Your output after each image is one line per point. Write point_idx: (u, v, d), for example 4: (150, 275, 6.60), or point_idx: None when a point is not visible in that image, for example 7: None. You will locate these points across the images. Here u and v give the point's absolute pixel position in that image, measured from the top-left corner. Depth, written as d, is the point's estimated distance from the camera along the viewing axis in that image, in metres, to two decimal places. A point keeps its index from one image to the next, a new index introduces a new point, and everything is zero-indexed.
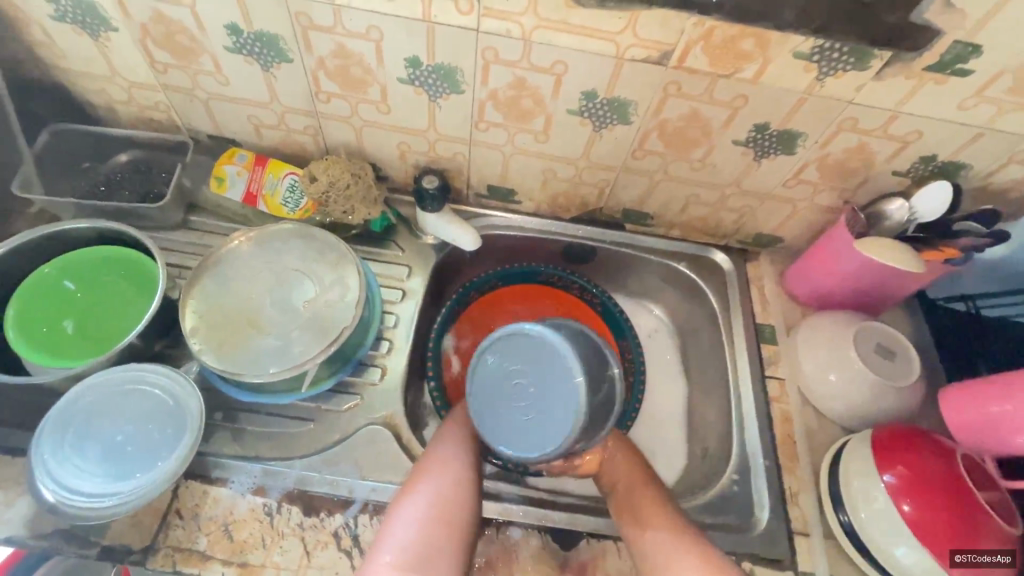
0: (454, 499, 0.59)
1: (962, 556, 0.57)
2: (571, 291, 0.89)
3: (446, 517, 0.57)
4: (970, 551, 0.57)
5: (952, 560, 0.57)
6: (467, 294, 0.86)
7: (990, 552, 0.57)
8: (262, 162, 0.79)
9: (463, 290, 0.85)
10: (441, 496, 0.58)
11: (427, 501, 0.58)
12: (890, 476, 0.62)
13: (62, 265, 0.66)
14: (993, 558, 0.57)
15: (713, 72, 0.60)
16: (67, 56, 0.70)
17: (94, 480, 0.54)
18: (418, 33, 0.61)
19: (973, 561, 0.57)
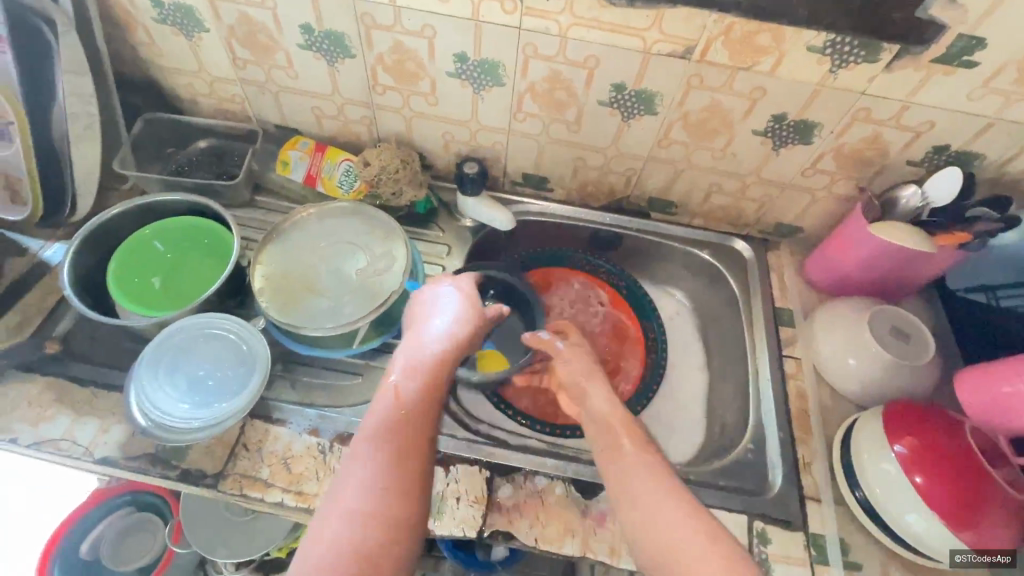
0: (411, 408, 0.59)
1: (961, 558, 0.62)
2: (598, 276, 0.95)
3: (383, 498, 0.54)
4: (977, 518, 0.59)
5: (961, 526, 0.60)
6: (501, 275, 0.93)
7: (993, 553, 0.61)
8: (321, 149, 0.88)
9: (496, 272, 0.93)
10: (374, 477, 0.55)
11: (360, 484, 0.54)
12: (900, 447, 0.64)
13: (158, 229, 0.76)
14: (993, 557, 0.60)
15: (732, 65, 0.66)
16: (163, 53, 0.81)
17: (181, 405, 0.64)
18: (466, 30, 0.69)
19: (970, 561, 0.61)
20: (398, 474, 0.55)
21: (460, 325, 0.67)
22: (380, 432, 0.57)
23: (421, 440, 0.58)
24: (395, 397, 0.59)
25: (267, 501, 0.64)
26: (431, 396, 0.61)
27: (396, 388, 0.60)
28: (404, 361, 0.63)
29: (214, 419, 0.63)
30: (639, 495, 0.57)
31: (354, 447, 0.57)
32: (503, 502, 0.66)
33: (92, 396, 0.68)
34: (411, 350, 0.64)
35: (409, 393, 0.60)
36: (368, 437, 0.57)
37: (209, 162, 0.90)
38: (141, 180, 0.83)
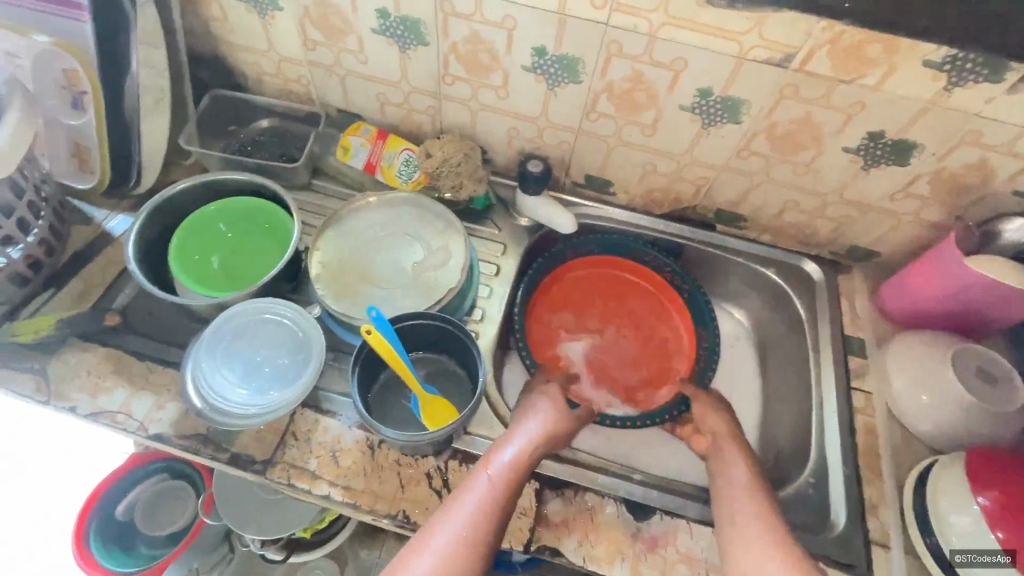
0: (496, 519, 0.56)
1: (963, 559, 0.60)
2: (661, 273, 0.89)
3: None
4: None
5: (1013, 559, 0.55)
6: (545, 265, 0.87)
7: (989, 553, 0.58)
8: (383, 136, 0.86)
9: (541, 261, 0.87)
10: (447, 554, 0.52)
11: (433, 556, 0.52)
12: (985, 499, 0.59)
13: (220, 208, 0.75)
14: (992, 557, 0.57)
15: (834, 77, 0.62)
16: (234, 30, 0.80)
17: (240, 390, 0.63)
18: (550, 24, 0.66)
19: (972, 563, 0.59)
20: (470, 562, 0.53)
21: (553, 434, 0.66)
22: (465, 537, 0.54)
23: (497, 535, 0.56)
24: (491, 482, 0.58)
25: (314, 493, 0.63)
26: (509, 511, 0.58)
27: (493, 474, 0.59)
28: (501, 460, 0.60)
29: (270, 406, 0.62)
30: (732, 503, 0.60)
31: (443, 515, 0.56)
32: (551, 518, 0.64)
33: (149, 371, 0.69)
34: (506, 451, 0.61)
35: (496, 499, 0.57)
36: (453, 535, 0.54)
37: (272, 142, 0.90)
38: (203, 157, 0.83)
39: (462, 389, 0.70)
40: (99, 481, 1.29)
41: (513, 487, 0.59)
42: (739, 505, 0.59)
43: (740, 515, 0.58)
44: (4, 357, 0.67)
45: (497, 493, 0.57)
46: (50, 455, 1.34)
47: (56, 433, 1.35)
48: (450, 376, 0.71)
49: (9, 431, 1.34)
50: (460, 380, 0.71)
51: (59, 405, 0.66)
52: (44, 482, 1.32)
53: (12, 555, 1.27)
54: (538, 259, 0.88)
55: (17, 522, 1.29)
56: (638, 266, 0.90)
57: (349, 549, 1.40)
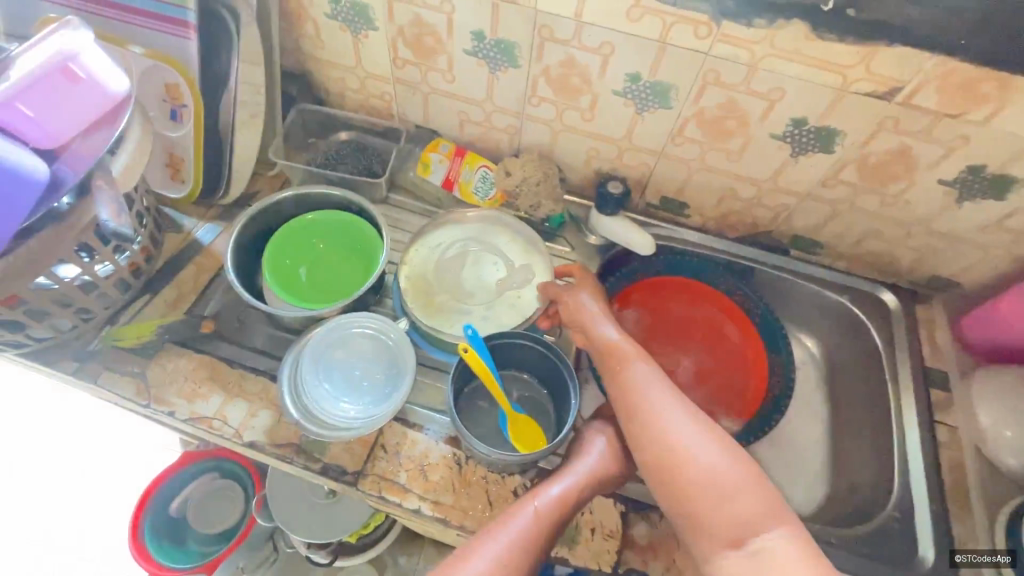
0: (532, 556, 0.55)
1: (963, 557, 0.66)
2: (732, 297, 0.89)
3: None
4: None
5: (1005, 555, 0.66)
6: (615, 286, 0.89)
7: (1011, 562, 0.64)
8: (461, 153, 0.88)
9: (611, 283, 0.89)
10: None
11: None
12: None
13: (315, 224, 0.76)
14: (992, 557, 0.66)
15: (939, 111, 0.61)
16: (325, 47, 0.83)
17: (337, 403, 0.65)
18: (648, 51, 0.67)
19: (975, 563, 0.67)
20: None
21: (610, 471, 0.62)
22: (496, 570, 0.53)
23: (532, 567, 0.55)
24: (534, 517, 0.56)
25: (404, 507, 0.64)
26: (545, 549, 0.56)
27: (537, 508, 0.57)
28: (549, 495, 0.58)
29: (365, 421, 0.64)
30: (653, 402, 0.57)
31: (480, 539, 0.55)
32: (639, 541, 0.64)
33: (243, 379, 0.70)
34: (555, 486, 0.59)
35: (536, 537, 0.55)
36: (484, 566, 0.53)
37: (354, 156, 0.90)
38: (289, 170, 0.86)
39: (544, 410, 0.71)
40: (151, 479, 1.32)
41: (554, 526, 0.57)
42: (671, 422, 0.56)
43: (669, 411, 0.56)
44: (106, 361, 0.70)
45: (539, 529, 0.56)
46: (104, 451, 1.37)
47: (110, 430, 1.38)
48: (531, 399, 0.72)
49: (65, 427, 1.38)
50: (542, 402, 0.72)
51: (159, 408, 0.68)
52: (97, 477, 1.35)
53: (66, 546, 1.29)
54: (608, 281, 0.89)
55: (69, 517, 1.32)
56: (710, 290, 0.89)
57: (389, 556, 1.41)
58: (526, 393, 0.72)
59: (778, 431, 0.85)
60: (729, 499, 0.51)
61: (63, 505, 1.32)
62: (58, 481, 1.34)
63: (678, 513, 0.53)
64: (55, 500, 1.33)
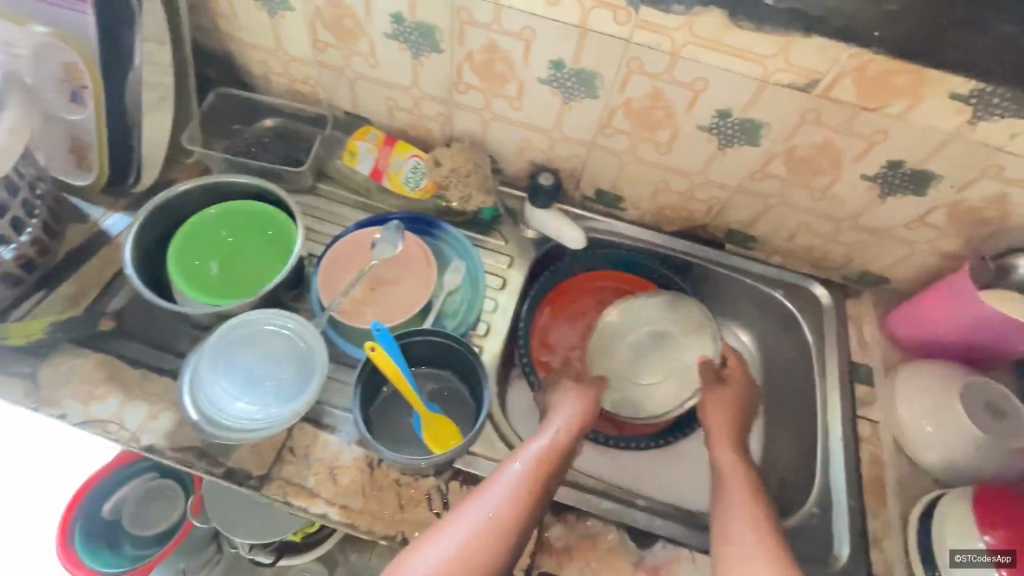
0: (534, 493, 0.57)
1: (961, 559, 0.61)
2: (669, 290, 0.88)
3: (480, 547, 0.52)
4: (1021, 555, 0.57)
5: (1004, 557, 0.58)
6: (550, 281, 0.87)
7: (921, 556, 0.65)
8: (391, 142, 0.84)
9: (545, 278, 0.87)
10: (481, 525, 0.53)
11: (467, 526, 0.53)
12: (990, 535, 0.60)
13: (221, 213, 0.73)
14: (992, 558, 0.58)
15: (857, 104, 0.60)
16: (242, 27, 0.78)
17: (237, 404, 0.61)
18: (569, 37, 0.64)
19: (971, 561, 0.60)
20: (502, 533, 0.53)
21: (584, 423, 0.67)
22: (501, 513, 0.54)
23: (532, 510, 0.56)
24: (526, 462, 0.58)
25: (311, 512, 0.62)
26: (547, 494, 0.58)
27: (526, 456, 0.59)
28: (535, 445, 0.61)
29: (268, 422, 0.60)
30: (728, 523, 0.58)
31: (477, 490, 0.57)
32: (554, 543, 0.62)
33: (144, 380, 0.67)
34: (539, 437, 0.62)
35: (534, 480, 0.57)
36: (488, 510, 0.54)
37: (277, 143, 0.87)
38: (206, 158, 0.81)
39: (463, 407, 0.69)
40: (80, 484, 1.26)
41: (547, 470, 0.59)
42: (729, 499, 0.60)
43: (737, 532, 0.57)
44: None
45: (533, 471, 0.58)
46: (34, 453, 1.30)
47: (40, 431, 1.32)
48: (450, 396, 0.70)
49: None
50: (462, 398, 0.69)
51: (50, 412, 0.64)
52: (28, 480, 1.29)
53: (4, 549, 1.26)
54: (541, 277, 0.87)
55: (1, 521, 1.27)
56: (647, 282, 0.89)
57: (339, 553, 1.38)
58: (445, 391, 0.70)
59: None
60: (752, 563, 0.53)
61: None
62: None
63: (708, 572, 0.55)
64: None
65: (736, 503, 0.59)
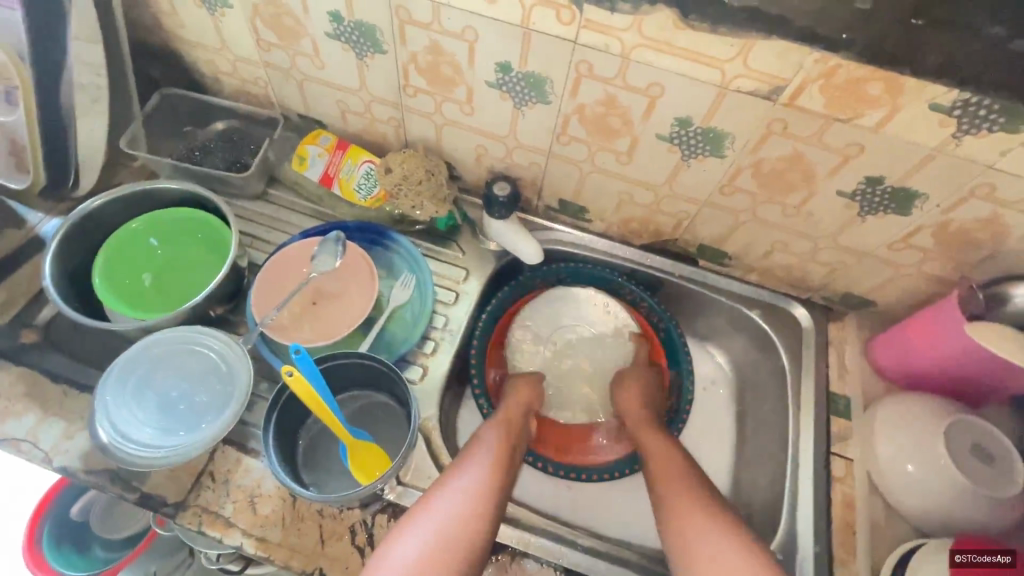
0: (501, 469, 0.59)
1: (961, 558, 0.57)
2: (637, 310, 0.82)
3: (463, 525, 0.53)
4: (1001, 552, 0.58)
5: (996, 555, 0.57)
6: (509, 296, 0.82)
7: None
8: (343, 147, 0.80)
9: (505, 293, 0.82)
10: (460, 504, 0.55)
11: (446, 507, 0.54)
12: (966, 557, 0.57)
13: (148, 221, 0.68)
14: (993, 558, 0.57)
15: (828, 114, 0.54)
16: (184, 25, 0.74)
17: (147, 429, 0.57)
18: (514, 38, 0.59)
19: (974, 562, 0.57)
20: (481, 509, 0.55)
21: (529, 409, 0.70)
22: (477, 484, 0.56)
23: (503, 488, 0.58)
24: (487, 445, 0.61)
25: (225, 543, 0.58)
26: (512, 469, 0.61)
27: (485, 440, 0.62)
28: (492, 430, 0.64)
29: (179, 449, 0.56)
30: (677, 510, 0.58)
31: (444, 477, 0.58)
32: None
33: (64, 396, 0.64)
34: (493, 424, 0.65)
35: (494, 462, 0.59)
36: (468, 480, 0.57)
37: (224, 147, 0.84)
38: (150, 162, 0.78)
39: (398, 431, 0.66)
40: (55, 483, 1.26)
41: (508, 445, 0.63)
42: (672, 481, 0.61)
43: (686, 522, 0.57)
44: None
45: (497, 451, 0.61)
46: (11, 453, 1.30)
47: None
48: (383, 418, 0.67)
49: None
50: (399, 421, 0.66)
51: None
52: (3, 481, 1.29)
53: None
54: (501, 290, 0.82)
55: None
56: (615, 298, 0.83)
57: None
58: (380, 413, 0.67)
59: None
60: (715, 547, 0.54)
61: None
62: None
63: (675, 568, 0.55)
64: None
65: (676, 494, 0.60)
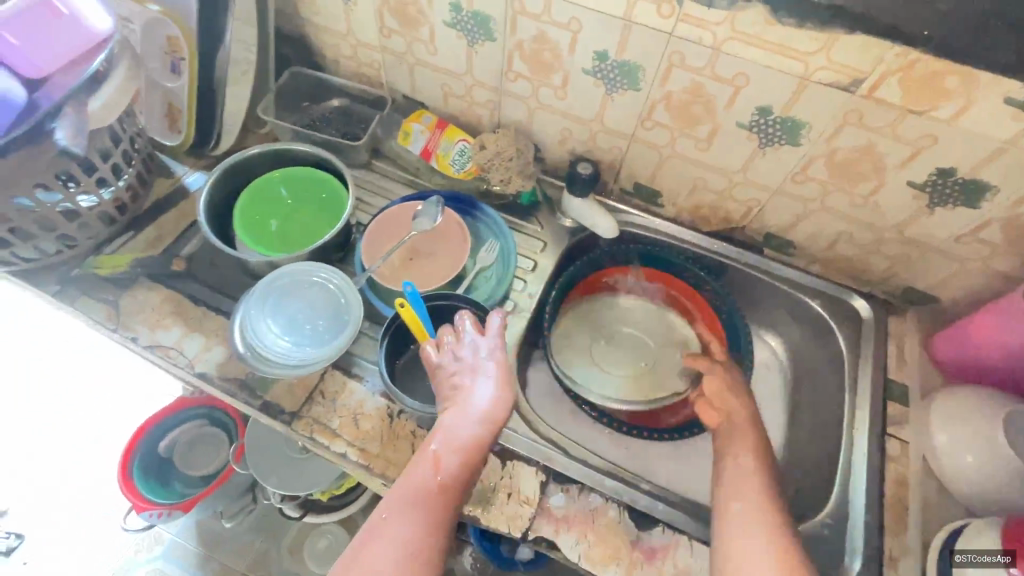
0: (457, 480, 0.59)
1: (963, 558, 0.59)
2: (701, 292, 0.88)
3: (421, 542, 0.55)
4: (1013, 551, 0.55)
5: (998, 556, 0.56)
6: (581, 269, 0.89)
7: None
8: (442, 126, 0.90)
9: (578, 265, 0.89)
10: (416, 520, 0.56)
11: (403, 524, 0.56)
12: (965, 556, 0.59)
13: (284, 175, 0.80)
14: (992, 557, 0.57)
15: (904, 106, 0.59)
16: (319, 13, 0.86)
17: (276, 341, 0.67)
18: (614, 29, 0.67)
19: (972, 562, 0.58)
20: (435, 526, 0.57)
21: (492, 398, 0.65)
22: (432, 497, 0.58)
23: (458, 496, 0.59)
24: (443, 458, 0.60)
25: (332, 450, 0.67)
26: (468, 477, 0.61)
27: (441, 448, 0.61)
28: (449, 435, 0.62)
29: (299, 363, 0.66)
30: (734, 502, 0.58)
31: (399, 492, 0.58)
32: (553, 512, 0.64)
33: (204, 316, 0.75)
34: (450, 418, 0.63)
35: (449, 471, 0.60)
36: (423, 495, 0.58)
37: (340, 120, 0.95)
38: (277, 128, 0.90)
39: None
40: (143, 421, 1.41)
41: (466, 454, 0.61)
42: (735, 476, 0.61)
43: (747, 523, 0.56)
44: (84, 287, 0.75)
45: (455, 461, 0.60)
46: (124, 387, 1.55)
47: (103, 380, 1.54)
48: None
49: (64, 379, 1.54)
50: None
51: (123, 335, 0.73)
52: (92, 424, 1.50)
53: (74, 480, 1.45)
54: (574, 263, 0.89)
55: (88, 448, 1.48)
56: (680, 281, 0.90)
57: (361, 520, 1.45)
58: None
59: None
60: (752, 538, 0.55)
61: (72, 443, 1.47)
62: (56, 431, 1.48)
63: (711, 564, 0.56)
64: (54, 450, 1.46)
65: (743, 478, 0.60)
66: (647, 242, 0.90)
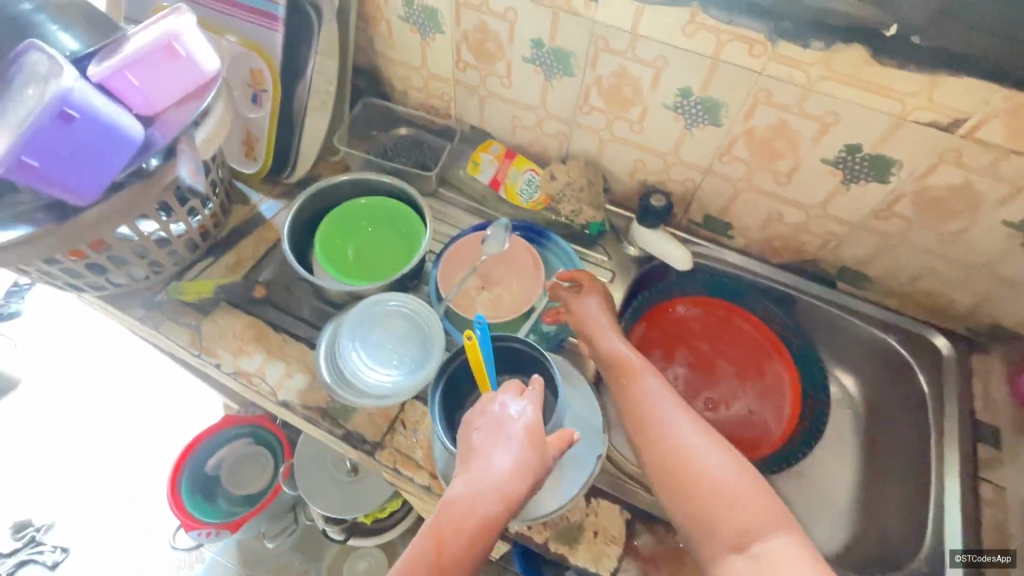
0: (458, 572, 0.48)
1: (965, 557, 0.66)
2: (772, 325, 0.87)
3: None
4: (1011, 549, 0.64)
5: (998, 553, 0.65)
6: (650, 298, 0.89)
7: None
8: (510, 156, 0.92)
9: (646, 294, 0.89)
10: None
11: None
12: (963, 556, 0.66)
13: (366, 205, 0.81)
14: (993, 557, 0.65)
15: (1006, 147, 0.59)
16: (395, 47, 0.88)
17: (363, 371, 0.68)
18: (700, 67, 0.67)
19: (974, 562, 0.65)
20: None
21: (515, 471, 0.51)
22: None
23: None
24: (440, 541, 0.48)
25: (416, 482, 0.67)
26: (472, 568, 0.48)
27: (441, 527, 0.49)
28: (453, 512, 0.49)
29: (388, 392, 0.67)
30: (655, 414, 0.60)
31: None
32: (641, 551, 0.63)
33: (284, 343, 0.76)
34: (460, 491, 0.50)
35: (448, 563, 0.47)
36: None
37: (410, 149, 0.95)
38: (349, 157, 0.92)
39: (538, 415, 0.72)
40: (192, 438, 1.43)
41: (468, 538, 0.48)
42: (640, 393, 0.62)
43: (677, 423, 0.58)
44: (167, 311, 0.77)
45: (456, 549, 0.48)
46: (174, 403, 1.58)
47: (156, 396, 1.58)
48: None
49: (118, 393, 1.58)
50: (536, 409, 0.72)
51: (208, 360, 0.74)
52: (140, 427, 1.55)
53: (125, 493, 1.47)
54: (642, 293, 0.89)
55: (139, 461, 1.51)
56: (749, 313, 0.89)
57: (401, 544, 1.44)
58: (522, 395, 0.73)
59: (803, 466, 0.83)
60: (704, 451, 0.56)
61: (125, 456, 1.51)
62: (106, 435, 1.53)
63: (670, 491, 0.55)
64: (108, 457, 1.51)
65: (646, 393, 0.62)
66: (715, 273, 0.90)
